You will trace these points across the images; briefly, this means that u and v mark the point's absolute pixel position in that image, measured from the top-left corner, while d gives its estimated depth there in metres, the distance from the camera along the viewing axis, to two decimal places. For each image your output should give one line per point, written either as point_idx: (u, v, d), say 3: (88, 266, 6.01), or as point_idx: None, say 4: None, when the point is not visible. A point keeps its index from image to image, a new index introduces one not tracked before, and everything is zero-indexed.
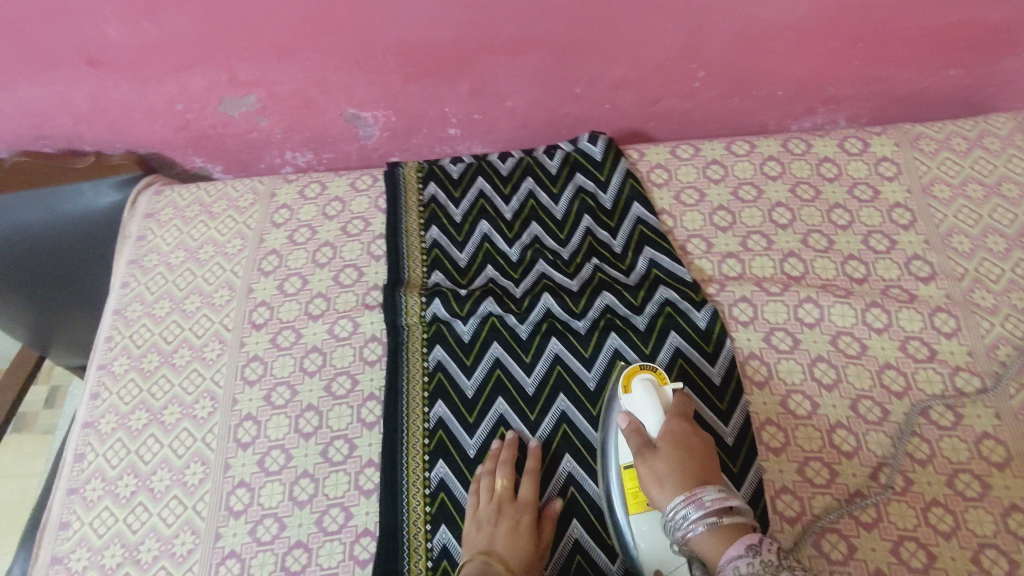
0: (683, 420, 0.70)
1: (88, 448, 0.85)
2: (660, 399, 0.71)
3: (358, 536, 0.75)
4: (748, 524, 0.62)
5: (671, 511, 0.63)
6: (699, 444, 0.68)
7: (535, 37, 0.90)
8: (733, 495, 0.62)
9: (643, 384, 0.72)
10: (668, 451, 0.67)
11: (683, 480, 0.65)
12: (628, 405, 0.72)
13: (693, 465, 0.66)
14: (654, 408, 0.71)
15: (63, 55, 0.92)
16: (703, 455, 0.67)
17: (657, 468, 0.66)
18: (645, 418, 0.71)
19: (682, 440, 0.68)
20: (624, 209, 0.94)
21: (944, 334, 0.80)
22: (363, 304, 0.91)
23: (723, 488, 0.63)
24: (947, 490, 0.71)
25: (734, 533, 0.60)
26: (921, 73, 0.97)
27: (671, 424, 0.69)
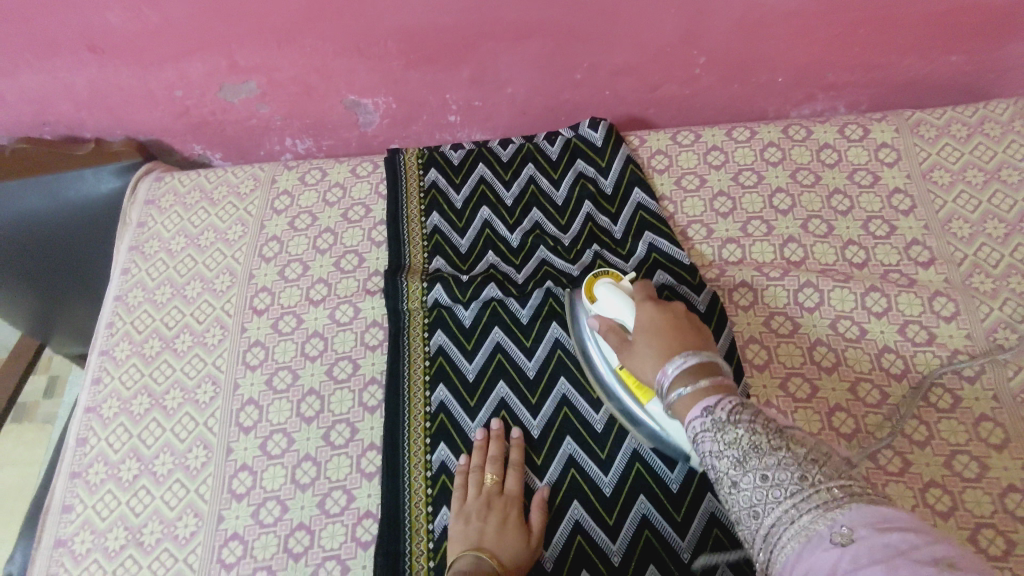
0: (654, 304, 0.73)
1: (91, 433, 0.85)
2: (623, 293, 0.75)
3: (360, 518, 0.76)
4: (724, 378, 0.63)
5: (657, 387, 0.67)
6: (669, 319, 0.71)
7: (537, 22, 0.90)
8: (701, 354, 0.65)
9: (605, 287, 0.76)
10: (640, 338, 0.70)
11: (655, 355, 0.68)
12: (599, 310, 0.76)
13: (667, 338, 0.68)
14: (621, 301, 0.74)
15: (64, 41, 0.92)
16: (678, 327, 0.70)
17: (637, 355, 0.70)
18: (616, 315, 0.74)
19: (652, 322, 0.71)
20: (625, 195, 0.94)
21: (944, 317, 0.81)
22: (364, 289, 0.91)
23: (692, 352, 0.66)
24: (945, 471, 0.72)
25: (708, 387, 0.62)
26: (921, 59, 0.97)
27: (640, 310, 0.73)
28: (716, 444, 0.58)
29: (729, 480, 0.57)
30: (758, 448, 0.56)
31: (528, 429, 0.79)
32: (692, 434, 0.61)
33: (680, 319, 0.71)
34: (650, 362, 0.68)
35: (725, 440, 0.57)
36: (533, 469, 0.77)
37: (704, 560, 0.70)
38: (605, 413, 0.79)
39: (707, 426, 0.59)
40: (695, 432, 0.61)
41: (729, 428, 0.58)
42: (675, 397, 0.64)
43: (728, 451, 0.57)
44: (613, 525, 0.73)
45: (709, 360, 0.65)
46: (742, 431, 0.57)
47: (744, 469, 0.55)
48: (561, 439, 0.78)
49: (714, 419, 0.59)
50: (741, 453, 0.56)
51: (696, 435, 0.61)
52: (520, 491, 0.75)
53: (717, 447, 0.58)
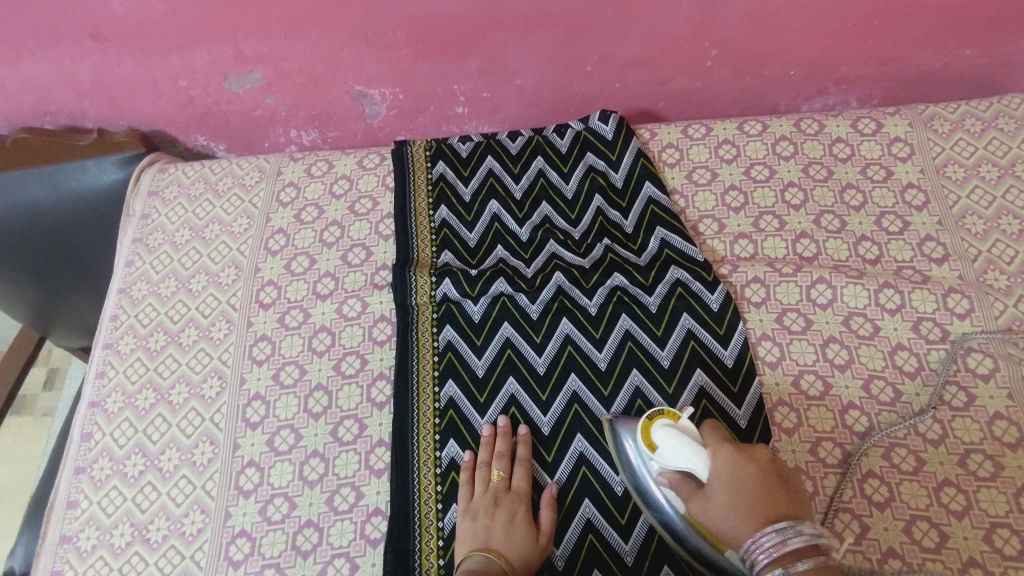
0: (735, 451, 0.63)
1: (95, 428, 0.84)
2: (688, 437, 0.64)
3: (369, 515, 0.75)
4: (829, 555, 0.57)
5: (744, 556, 0.58)
6: (755, 473, 0.61)
7: (548, 13, 0.89)
8: (803, 524, 0.58)
9: (662, 429, 0.65)
10: (718, 494, 0.61)
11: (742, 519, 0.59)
12: (658, 457, 0.66)
13: (753, 502, 0.60)
14: (688, 447, 0.63)
15: (66, 29, 0.90)
16: (765, 484, 0.61)
17: (712, 514, 0.61)
18: (679, 462, 0.64)
19: (734, 477, 0.61)
20: (636, 188, 0.93)
21: (958, 314, 0.80)
22: (372, 283, 0.90)
23: (788, 522, 0.58)
24: (959, 470, 0.71)
25: (809, 570, 0.56)
26: (935, 52, 0.96)
27: (716, 459, 0.63)
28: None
29: None
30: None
31: (539, 426, 0.78)
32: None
33: (767, 476, 0.62)
34: (730, 528, 0.60)
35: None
36: (544, 466, 0.76)
37: None
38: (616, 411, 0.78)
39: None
40: None
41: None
42: (770, 574, 0.56)
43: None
44: (625, 524, 0.72)
45: (805, 533, 0.57)
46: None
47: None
48: (572, 437, 0.77)
49: None
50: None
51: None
52: (527, 488, 0.74)
53: None
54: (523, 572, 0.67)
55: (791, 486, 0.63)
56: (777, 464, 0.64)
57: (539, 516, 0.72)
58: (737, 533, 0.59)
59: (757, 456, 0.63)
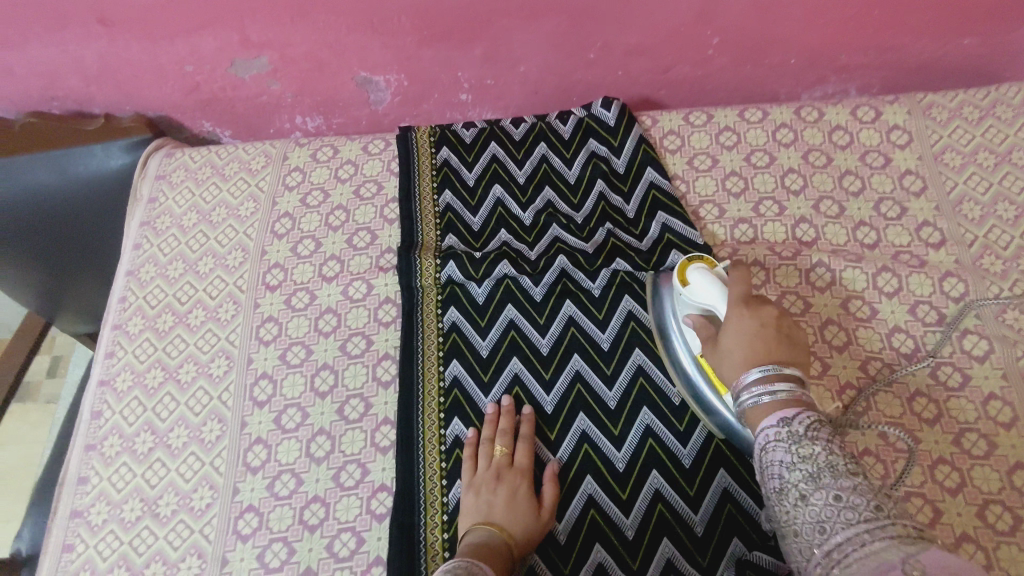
0: (745, 308, 0.68)
1: (105, 406, 0.86)
2: (715, 281, 0.72)
3: (374, 491, 0.77)
4: (804, 392, 0.60)
5: (733, 390, 0.64)
6: (762, 324, 0.66)
7: (551, 0, 0.90)
8: (785, 371, 0.61)
9: (695, 273, 0.74)
10: (724, 339, 0.67)
11: (742, 355, 0.64)
12: (689, 297, 0.75)
13: (752, 344, 0.64)
14: (712, 288, 0.72)
15: (73, 14, 0.91)
16: (764, 332, 0.65)
17: (719, 355, 0.67)
18: (707, 300, 0.72)
19: (738, 324, 0.66)
20: (638, 174, 0.94)
21: (953, 298, 0.81)
22: (377, 266, 0.91)
23: (773, 364, 0.62)
24: (954, 449, 0.73)
25: (785, 399, 0.59)
26: (935, 42, 0.97)
27: (733, 310, 0.68)
28: (791, 456, 0.54)
29: (795, 494, 0.53)
30: (835, 468, 0.52)
31: (542, 405, 0.80)
32: (762, 445, 0.58)
33: (768, 327, 0.66)
34: (729, 365, 0.66)
35: (799, 453, 0.54)
36: (547, 444, 0.78)
37: (718, 534, 0.71)
38: (618, 390, 0.79)
39: (782, 439, 0.56)
40: (767, 443, 0.58)
41: (806, 443, 0.54)
42: (749, 401, 0.61)
43: (802, 465, 0.53)
44: (626, 500, 0.74)
45: (788, 373, 0.61)
46: (817, 449, 0.53)
47: (817, 485, 0.52)
48: (574, 416, 0.79)
49: (786, 434, 0.56)
50: (816, 469, 0.52)
51: (766, 445, 0.57)
52: (530, 465, 0.75)
53: (790, 460, 0.54)
54: (524, 546, 0.69)
55: (795, 340, 0.65)
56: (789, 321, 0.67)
57: (542, 492, 0.74)
58: (731, 371, 0.65)
59: (773, 311, 0.67)
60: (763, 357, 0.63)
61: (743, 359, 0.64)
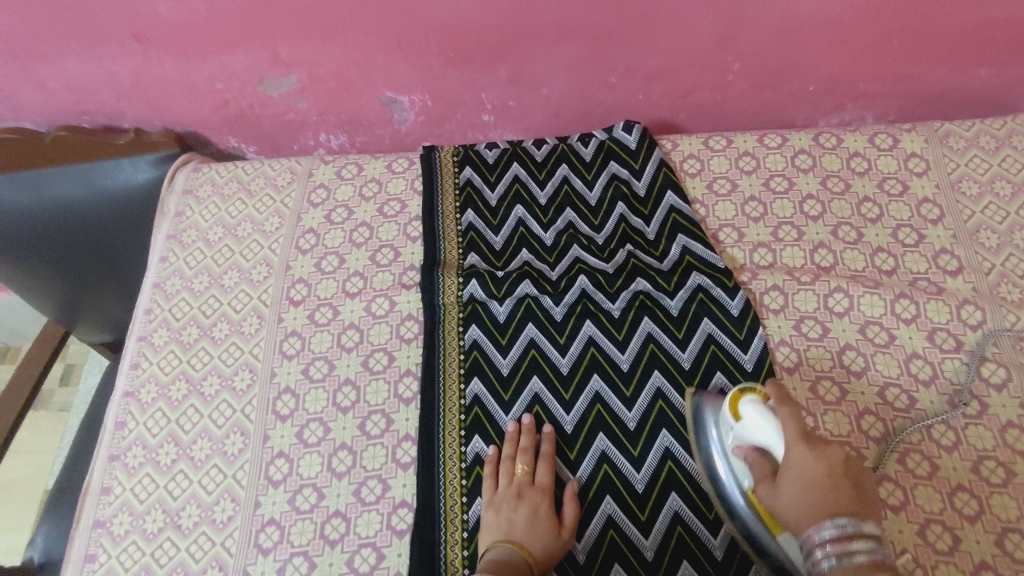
0: (809, 449, 0.61)
1: (129, 417, 0.87)
2: (771, 413, 0.66)
3: (395, 507, 0.77)
4: (882, 551, 0.56)
5: (803, 545, 0.58)
6: (830, 470, 0.60)
7: (576, 25, 0.92)
8: (862, 527, 0.56)
9: (749, 405, 0.67)
10: (787, 486, 0.61)
11: (811, 506, 0.59)
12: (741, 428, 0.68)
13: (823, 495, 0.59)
14: (768, 423, 0.65)
15: (110, 31, 0.93)
16: (834, 484, 0.60)
17: (783, 502, 0.61)
18: (762, 438, 0.65)
19: (804, 471, 0.60)
20: (658, 197, 0.96)
21: (971, 325, 0.82)
22: (400, 283, 0.93)
23: (850, 519, 0.57)
24: (973, 476, 0.73)
25: (867, 563, 0.55)
26: (951, 72, 0.99)
27: (794, 454, 0.62)
28: None
29: None
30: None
31: (562, 424, 0.81)
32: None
33: (837, 475, 0.60)
34: (797, 517, 0.60)
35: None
36: (567, 464, 0.78)
37: (738, 558, 0.71)
38: (637, 412, 0.80)
39: None
40: None
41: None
42: (825, 565, 0.56)
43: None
44: (646, 521, 0.74)
45: (865, 530, 0.57)
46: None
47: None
48: (594, 435, 0.80)
49: None
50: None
51: None
52: (550, 483, 0.76)
53: None
54: (545, 565, 0.69)
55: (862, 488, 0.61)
56: (852, 464, 0.62)
57: (562, 510, 0.74)
58: (799, 521, 0.60)
59: (836, 454, 0.62)
60: (836, 511, 0.58)
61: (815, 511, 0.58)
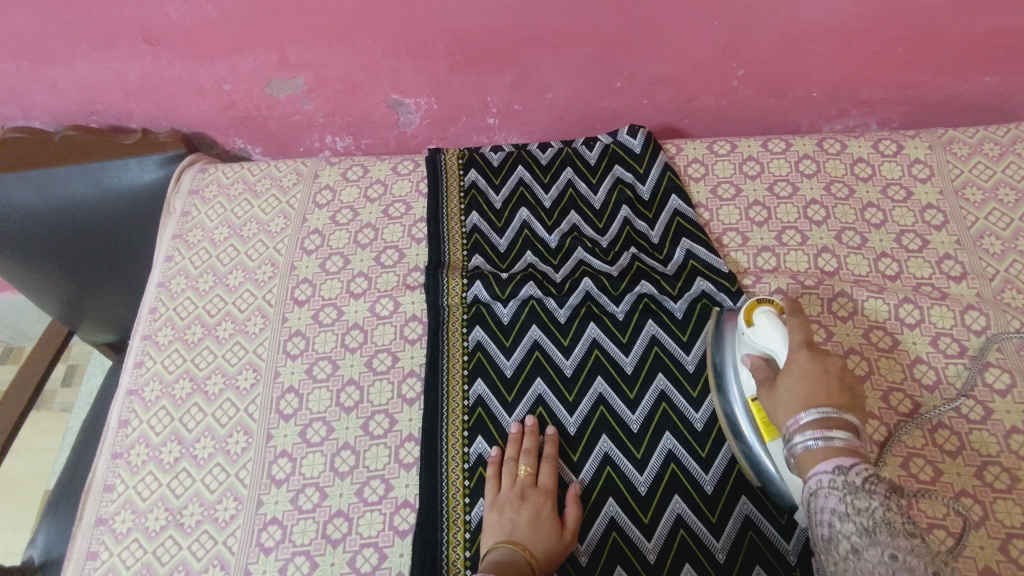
0: (809, 352, 0.66)
1: (133, 415, 0.87)
2: (783, 323, 0.70)
3: (398, 507, 0.77)
4: (859, 442, 0.60)
5: (785, 430, 0.63)
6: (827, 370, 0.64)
7: (583, 30, 0.93)
8: (845, 418, 0.61)
9: (763, 315, 0.71)
10: (783, 381, 0.66)
11: (800, 397, 0.63)
12: (751, 338, 0.72)
13: (813, 386, 0.63)
14: (777, 332, 0.69)
15: (120, 33, 0.94)
16: (828, 381, 0.64)
17: (776, 397, 0.66)
18: (768, 343, 0.70)
19: (801, 368, 0.65)
20: (662, 201, 0.96)
21: (974, 331, 0.82)
22: (404, 284, 0.93)
23: (834, 409, 0.61)
24: (976, 481, 0.73)
25: (841, 447, 0.59)
26: (955, 79, 0.99)
27: (795, 356, 0.66)
28: (843, 506, 0.56)
29: (847, 545, 0.55)
30: (891, 525, 0.53)
31: (565, 426, 0.81)
32: (813, 489, 0.59)
33: (832, 375, 0.64)
34: (785, 407, 0.64)
35: (853, 505, 0.55)
36: (569, 465, 0.78)
37: (740, 560, 0.71)
38: (641, 414, 0.80)
39: (834, 487, 0.57)
40: (818, 488, 0.58)
41: (863, 495, 0.55)
42: (801, 445, 0.61)
43: (856, 517, 0.54)
44: (649, 523, 0.74)
45: (847, 421, 0.61)
46: (872, 504, 0.54)
47: (871, 540, 0.53)
48: (597, 437, 0.80)
49: (841, 484, 0.57)
50: (870, 522, 0.53)
51: (817, 490, 0.58)
52: (553, 485, 0.76)
53: (843, 511, 0.56)
54: (547, 565, 0.69)
55: (855, 394, 0.64)
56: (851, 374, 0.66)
57: (564, 512, 0.74)
58: (784, 410, 0.64)
59: (837, 360, 0.66)
60: (822, 401, 0.62)
61: (801, 401, 0.63)
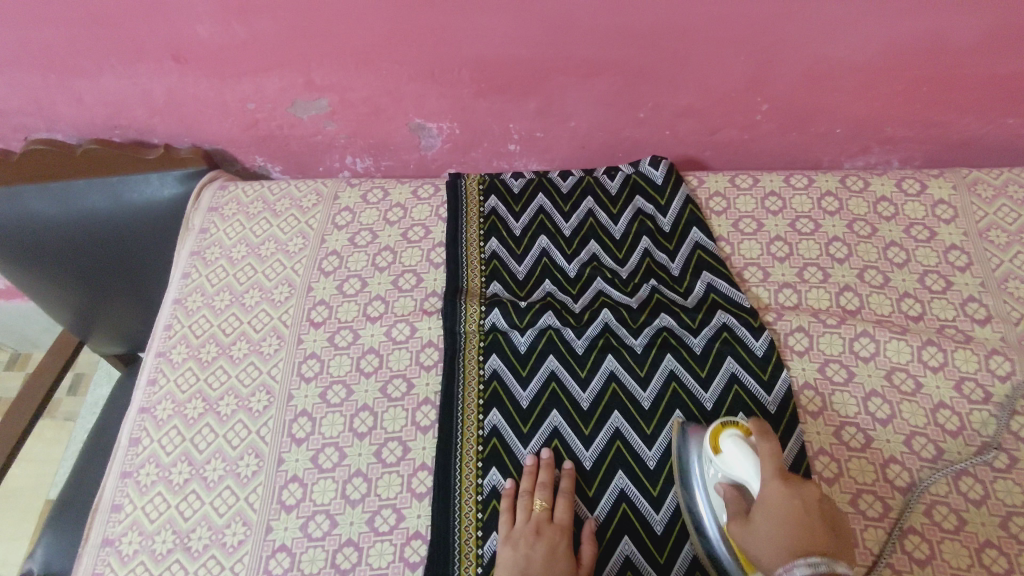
0: (784, 486, 0.62)
1: (144, 433, 0.86)
2: (750, 448, 0.67)
3: (409, 538, 0.76)
4: None
5: None
6: (805, 506, 0.60)
7: (609, 61, 0.93)
8: (837, 567, 0.56)
9: (731, 440, 0.68)
10: (760, 521, 0.61)
11: (785, 541, 0.58)
12: (722, 464, 0.68)
13: (796, 530, 0.59)
14: (747, 457, 0.66)
15: (149, 50, 0.94)
16: (809, 522, 0.59)
17: (755, 538, 0.61)
18: (739, 472, 0.66)
19: (778, 508, 0.61)
20: (683, 233, 0.96)
21: (999, 376, 0.81)
22: (421, 309, 0.92)
23: (824, 560, 0.56)
24: (1001, 532, 0.71)
25: None
26: (980, 120, 0.99)
27: (771, 490, 0.62)
28: None
29: None
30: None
31: (581, 460, 0.80)
32: None
33: (813, 516, 0.60)
34: (767, 555, 0.59)
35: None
36: (585, 501, 0.77)
37: None
38: (658, 451, 0.79)
39: None
40: None
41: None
42: None
43: None
44: (664, 564, 0.72)
45: (839, 574, 0.56)
46: None
47: None
48: (613, 474, 0.78)
49: None
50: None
51: None
52: (569, 521, 0.75)
53: None
54: None
55: (836, 528, 0.61)
56: (827, 506, 0.62)
57: (580, 550, 0.73)
58: (771, 559, 0.59)
59: (811, 493, 0.62)
60: (811, 549, 0.57)
61: (787, 549, 0.58)
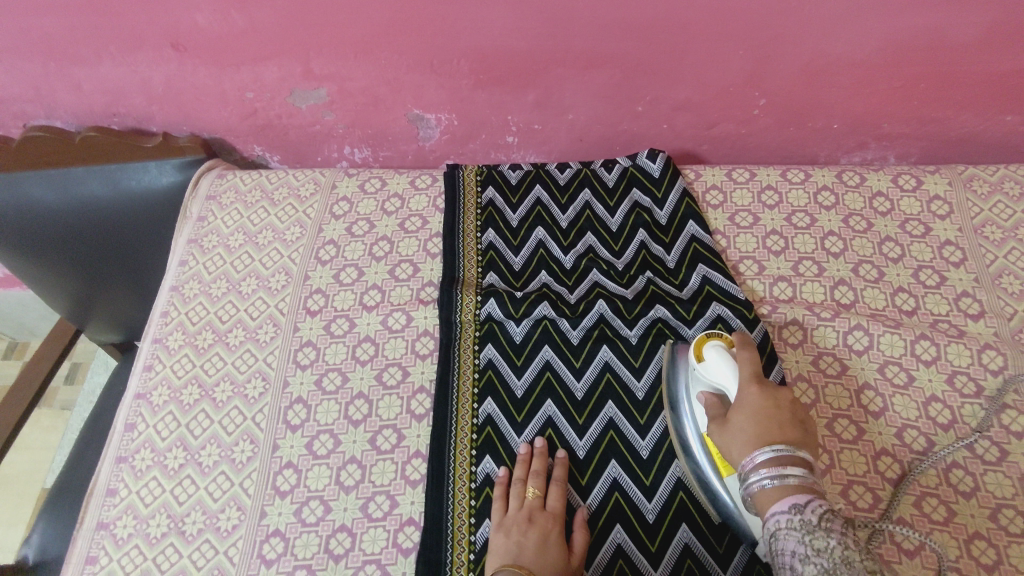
0: (758, 388, 0.68)
1: (139, 419, 0.87)
2: (730, 357, 0.72)
3: (402, 525, 0.76)
4: (812, 477, 0.61)
5: (741, 469, 0.64)
6: (775, 405, 0.66)
7: (607, 54, 0.93)
8: (798, 452, 0.62)
9: (712, 350, 0.73)
10: (734, 418, 0.67)
11: (753, 432, 0.64)
12: (704, 374, 0.74)
13: (765, 422, 0.64)
14: (727, 366, 0.71)
15: (148, 37, 0.94)
16: (778, 416, 0.65)
17: (727, 432, 0.67)
18: (720, 380, 0.72)
19: (750, 405, 0.66)
20: (679, 226, 0.96)
21: (992, 371, 0.81)
22: (417, 298, 0.93)
23: (786, 447, 0.62)
24: (991, 524, 0.72)
25: (795, 485, 0.60)
26: (977, 117, 0.99)
27: (745, 391, 0.68)
28: (804, 547, 0.56)
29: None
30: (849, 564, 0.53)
31: (574, 449, 0.80)
32: (771, 529, 0.59)
33: (782, 412, 0.65)
34: (737, 444, 0.65)
35: (811, 544, 0.56)
36: (577, 489, 0.77)
37: None
38: (651, 440, 0.79)
39: (794, 527, 0.57)
40: (777, 528, 0.58)
41: (820, 534, 0.56)
42: (757, 484, 0.61)
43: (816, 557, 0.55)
44: (656, 552, 0.73)
45: (800, 459, 0.62)
46: (830, 541, 0.55)
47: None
48: (605, 463, 0.78)
49: (800, 523, 0.57)
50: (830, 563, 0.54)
51: (776, 530, 0.58)
52: (561, 509, 0.75)
53: (804, 551, 0.56)
54: None
55: (804, 424, 0.66)
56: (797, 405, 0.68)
57: (572, 539, 0.73)
58: (739, 449, 0.65)
59: (784, 394, 0.68)
60: (776, 439, 0.63)
61: (754, 439, 0.64)
